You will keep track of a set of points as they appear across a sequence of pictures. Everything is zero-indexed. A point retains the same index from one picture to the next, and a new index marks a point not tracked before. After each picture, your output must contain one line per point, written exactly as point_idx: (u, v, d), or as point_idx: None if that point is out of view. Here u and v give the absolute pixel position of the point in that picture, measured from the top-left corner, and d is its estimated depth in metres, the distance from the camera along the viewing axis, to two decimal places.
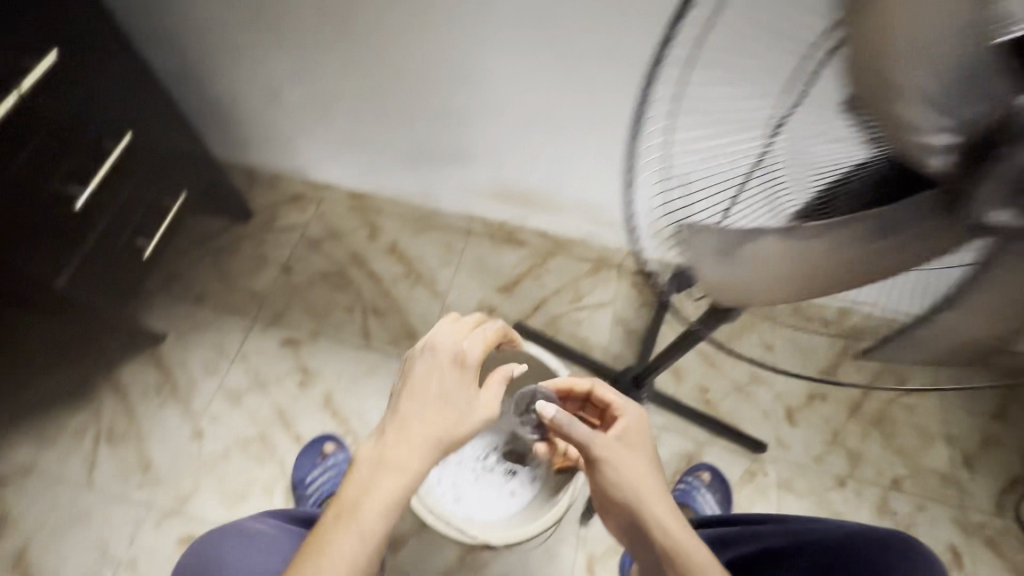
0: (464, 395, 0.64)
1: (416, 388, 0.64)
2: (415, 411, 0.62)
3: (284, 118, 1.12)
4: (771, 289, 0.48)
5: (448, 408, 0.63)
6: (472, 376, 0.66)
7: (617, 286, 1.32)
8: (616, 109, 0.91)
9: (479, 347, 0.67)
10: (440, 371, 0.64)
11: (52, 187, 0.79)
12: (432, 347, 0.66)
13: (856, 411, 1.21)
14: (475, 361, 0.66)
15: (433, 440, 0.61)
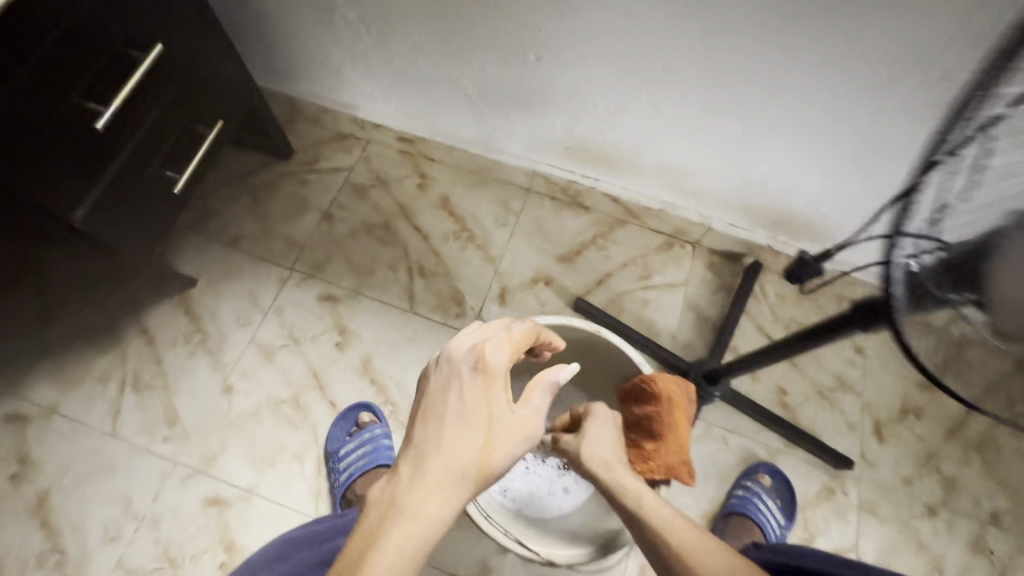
0: (499, 416, 0.52)
1: (433, 410, 0.51)
2: (435, 439, 0.50)
3: (334, 43, 0.97)
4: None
5: (478, 432, 0.50)
6: (502, 387, 0.53)
7: (691, 265, 1.17)
8: (741, 53, 0.73)
9: (507, 352, 0.54)
10: (461, 385, 0.51)
11: (68, 103, 0.67)
12: (449, 356, 0.53)
13: (956, 432, 1.06)
14: (503, 369, 0.53)
15: (462, 474, 0.49)
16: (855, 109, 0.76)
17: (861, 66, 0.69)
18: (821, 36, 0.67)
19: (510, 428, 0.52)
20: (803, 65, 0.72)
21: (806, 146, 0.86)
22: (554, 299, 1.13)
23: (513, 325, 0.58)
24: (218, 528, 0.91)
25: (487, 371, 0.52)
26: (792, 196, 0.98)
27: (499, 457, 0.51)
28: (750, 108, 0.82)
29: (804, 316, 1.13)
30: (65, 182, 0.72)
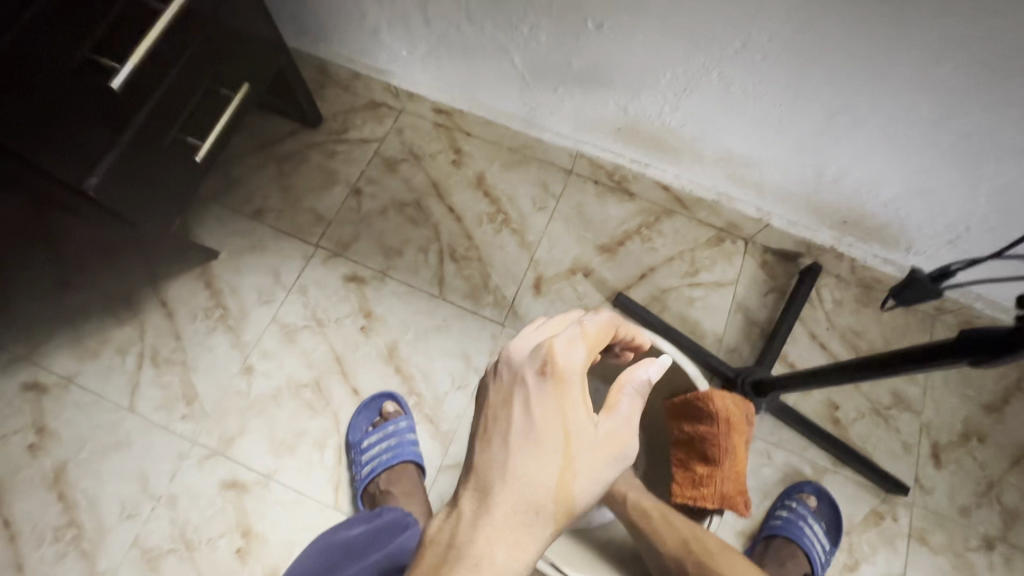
0: (574, 432, 0.46)
1: (495, 430, 0.46)
2: (501, 463, 0.44)
3: (371, 1, 0.88)
4: None
5: (551, 452, 0.45)
6: (577, 395, 0.46)
7: (742, 264, 1.08)
8: (844, 31, 0.63)
9: (582, 353, 0.47)
10: (527, 397, 0.46)
11: (77, 58, 0.61)
12: (511, 362, 0.47)
13: (1022, 461, 0.97)
14: (577, 372, 0.46)
15: (536, 503, 0.44)
16: (969, 103, 0.66)
17: (989, 52, 0.59)
18: (948, 13, 0.57)
19: (590, 446, 0.46)
20: (916, 48, 0.62)
21: (898, 144, 0.76)
22: (593, 292, 1.05)
23: (586, 318, 0.51)
24: (235, 512, 0.88)
25: (558, 378, 0.46)
26: (870, 196, 0.88)
27: (579, 480, 0.45)
28: (841, 96, 0.72)
29: (862, 325, 1.05)
30: (78, 143, 0.66)
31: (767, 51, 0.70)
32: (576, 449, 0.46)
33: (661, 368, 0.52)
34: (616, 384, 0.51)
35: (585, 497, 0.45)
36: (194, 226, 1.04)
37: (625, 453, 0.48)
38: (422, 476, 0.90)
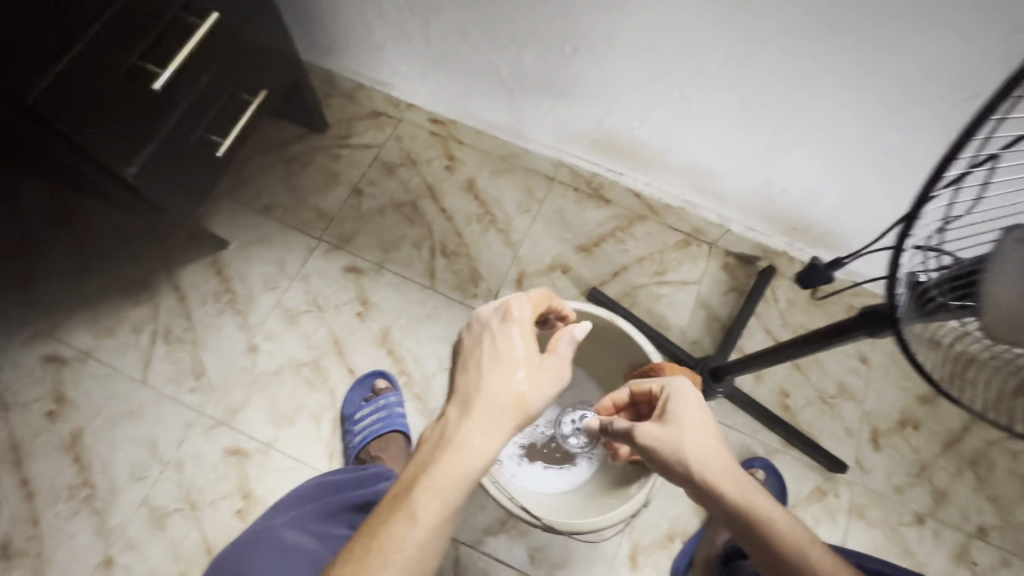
0: (529, 356, 0.58)
1: (469, 362, 0.59)
2: (474, 382, 0.57)
3: (378, 22, 1.00)
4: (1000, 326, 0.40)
5: (512, 369, 0.57)
6: (528, 333, 0.60)
7: (706, 265, 1.19)
8: (778, 60, 0.75)
9: (529, 306, 0.62)
10: (492, 334, 0.59)
11: (130, 63, 0.71)
12: (478, 315, 0.62)
13: (952, 446, 1.08)
14: (526, 318, 0.61)
15: (501, 407, 0.56)
16: (885, 125, 0.78)
17: (895, 81, 0.71)
18: (860, 48, 0.69)
19: (541, 368, 0.59)
20: (836, 76, 0.74)
21: (832, 159, 0.88)
22: (570, 288, 1.16)
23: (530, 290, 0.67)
24: (238, 477, 0.96)
25: (513, 318, 0.59)
26: (814, 205, 1.00)
27: (533, 395, 0.57)
28: (778, 117, 0.85)
29: (812, 323, 1.16)
30: (122, 136, 0.75)
31: (716, 78, 0.82)
32: (531, 369, 0.58)
33: (588, 328, 0.65)
34: (556, 335, 0.64)
35: (538, 406, 0.57)
36: (207, 218, 1.13)
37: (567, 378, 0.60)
38: (409, 446, 0.99)
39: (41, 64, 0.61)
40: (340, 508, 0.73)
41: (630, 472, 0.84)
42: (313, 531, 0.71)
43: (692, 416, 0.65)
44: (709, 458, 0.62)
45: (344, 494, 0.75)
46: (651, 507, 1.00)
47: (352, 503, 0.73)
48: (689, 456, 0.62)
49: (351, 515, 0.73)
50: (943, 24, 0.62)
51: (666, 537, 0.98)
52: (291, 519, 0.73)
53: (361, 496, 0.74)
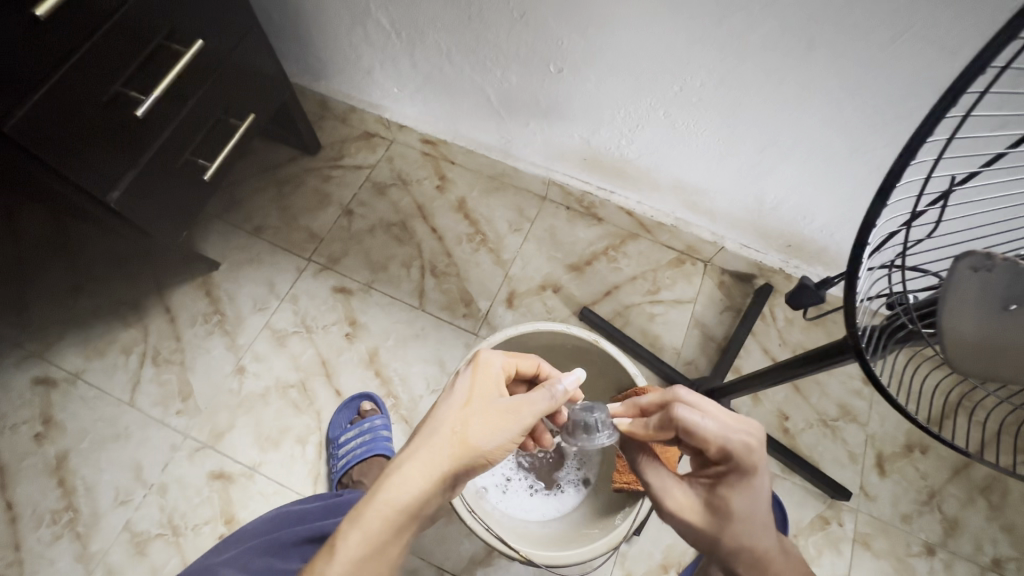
0: (482, 396, 0.58)
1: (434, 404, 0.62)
2: (424, 417, 0.59)
3: (365, 46, 1.01)
4: (966, 351, 0.42)
5: (460, 406, 0.58)
6: (488, 376, 0.61)
7: (701, 283, 1.18)
8: (763, 78, 0.74)
9: (500, 358, 0.63)
10: (456, 376, 0.62)
11: (113, 91, 0.72)
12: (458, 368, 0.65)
13: (963, 472, 1.03)
14: (490, 363, 0.62)
15: (440, 439, 0.55)
16: (874, 139, 0.76)
17: (880, 96, 0.69)
18: (845, 60, 0.67)
19: (492, 407, 0.57)
20: (821, 90, 0.72)
21: (821, 173, 0.86)
22: (561, 307, 1.14)
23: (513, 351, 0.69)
24: (221, 501, 0.96)
25: (478, 363, 0.62)
26: (806, 222, 0.98)
27: (473, 432, 0.56)
28: (764, 133, 0.83)
29: (811, 342, 1.13)
30: (102, 161, 0.76)
31: (697, 95, 0.82)
32: (480, 407, 0.57)
33: (581, 377, 0.62)
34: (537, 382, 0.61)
35: (480, 443, 0.55)
36: (199, 239, 1.14)
37: (522, 419, 0.57)
38: None
39: (19, 95, 0.62)
40: (292, 540, 0.70)
41: (616, 499, 0.82)
42: (256, 568, 0.68)
43: (742, 502, 0.55)
44: (748, 553, 0.54)
45: (300, 527, 0.73)
46: (644, 535, 0.96)
47: (308, 534, 0.71)
48: (724, 549, 0.55)
49: (305, 546, 0.70)
50: (928, 37, 0.60)
51: (659, 567, 0.95)
52: (245, 550, 0.70)
53: (319, 526, 0.72)
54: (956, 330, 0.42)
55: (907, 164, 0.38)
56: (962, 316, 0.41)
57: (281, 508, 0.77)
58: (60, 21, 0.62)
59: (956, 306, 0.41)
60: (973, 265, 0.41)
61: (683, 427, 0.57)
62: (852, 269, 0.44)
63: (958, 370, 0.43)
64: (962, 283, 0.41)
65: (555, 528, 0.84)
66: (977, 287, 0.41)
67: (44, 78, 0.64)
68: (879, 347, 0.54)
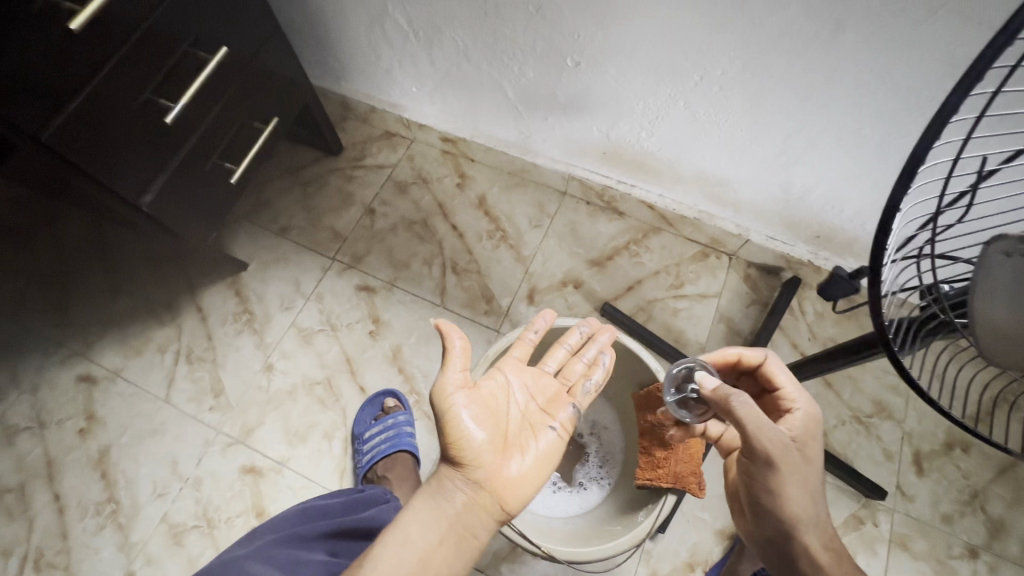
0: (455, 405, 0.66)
1: None
2: None
3: (385, 46, 1.02)
4: (1001, 342, 0.40)
5: None
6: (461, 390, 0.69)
7: (726, 276, 1.15)
8: (786, 64, 0.72)
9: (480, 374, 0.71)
10: None
11: (143, 98, 0.75)
12: None
13: (1008, 472, 0.98)
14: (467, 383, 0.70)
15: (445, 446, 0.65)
16: (907, 124, 0.72)
17: (910, 78, 0.66)
18: (874, 43, 0.64)
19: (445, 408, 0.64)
20: (848, 75, 0.70)
21: (852, 162, 0.83)
22: (582, 303, 1.13)
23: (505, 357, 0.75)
24: (252, 495, 0.99)
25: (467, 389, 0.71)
26: (835, 212, 0.94)
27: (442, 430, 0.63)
28: (790, 122, 0.81)
29: (843, 336, 1.09)
30: (133, 167, 0.79)
31: (710, 89, 0.81)
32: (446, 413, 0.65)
33: (439, 326, 0.60)
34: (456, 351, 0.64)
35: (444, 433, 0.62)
36: (228, 240, 1.18)
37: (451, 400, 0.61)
38: (417, 465, 0.98)
39: (56, 104, 0.65)
40: (316, 534, 0.71)
41: (639, 495, 0.81)
42: (282, 560, 0.67)
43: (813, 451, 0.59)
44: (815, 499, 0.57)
45: (321, 522, 0.74)
46: (670, 533, 0.95)
47: (331, 528, 0.73)
48: (794, 495, 0.56)
49: (327, 540, 0.72)
50: (964, 15, 0.57)
51: (685, 566, 0.93)
52: (271, 543, 0.70)
53: (340, 521, 0.74)
54: (988, 321, 0.40)
55: (927, 148, 0.36)
56: (991, 302, 0.40)
57: (302, 504, 0.79)
58: (91, 35, 0.65)
59: (989, 291, 0.40)
60: (1006, 249, 0.39)
61: (768, 370, 0.63)
62: (876, 260, 0.43)
63: (992, 361, 0.41)
64: (995, 270, 0.40)
65: (576, 526, 0.84)
66: (1011, 272, 0.39)
67: (79, 89, 0.66)
68: (911, 341, 0.51)
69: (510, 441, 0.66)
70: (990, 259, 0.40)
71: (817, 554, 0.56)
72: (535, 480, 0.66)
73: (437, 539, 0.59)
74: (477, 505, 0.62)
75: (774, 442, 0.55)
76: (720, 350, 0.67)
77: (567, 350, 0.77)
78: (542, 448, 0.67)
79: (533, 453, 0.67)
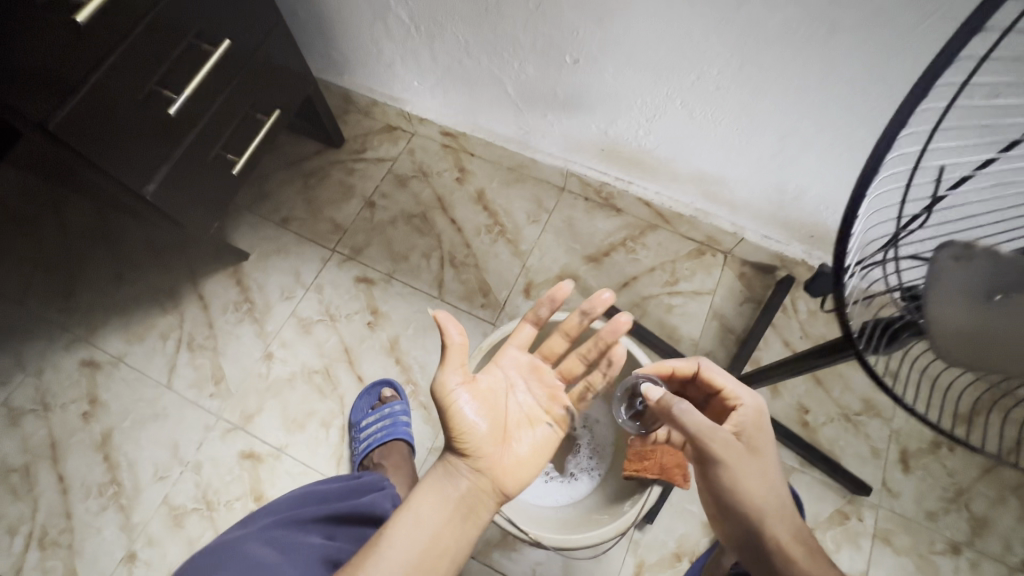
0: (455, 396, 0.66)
1: None
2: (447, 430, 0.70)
3: (387, 40, 1.03)
4: (957, 343, 0.42)
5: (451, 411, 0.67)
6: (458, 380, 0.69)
7: (721, 274, 1.16)
8: (780, 66, 0.73)
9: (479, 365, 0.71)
10: None
11: (148, 88, 0.76)
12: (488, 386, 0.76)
13: (993, 471, 1.00)
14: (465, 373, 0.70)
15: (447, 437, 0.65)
16: None
17: (901, 79, 0.67)
18: (868, 48, 0.65)
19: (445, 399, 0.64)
20: (842, 76, 0.71)
21: (844, 164, 0.84)
22: (578, 298, 1.15)
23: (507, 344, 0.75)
24: (250, 480, 1.01)
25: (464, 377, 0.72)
26: (829, 213, 0.96)
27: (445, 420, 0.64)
28: (785, 123, 0.82)
29: (834, 335, 1.11)
30: (139, 157, 0.81)
31: (707, 89, 0.82)
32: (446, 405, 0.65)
33: (444, 321, 0.58)
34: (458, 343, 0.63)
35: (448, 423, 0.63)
36: (230, 230, 1.20)
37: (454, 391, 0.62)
38: (412, 454, 1.00)
39: (63, 94, 0.67)
40: (311, 518, 0.73)
41: (627, 486, 0.83)
42: (280, 542, 0.68)
43: (763, 442, 0.62)
44: (768, 486, 0.59)
45: (317, 506, 0.76)
46: (659, 524, 0.97)
47: (325, 513, 0.74)
48: (743, 484, 0.58)
49: (322, 524, 0.73)
50: (954, 20, 0.58)
51: (672, 556, 0.95)
52: (268, 525, 0.72)
53: (336, 506, 0.75)
54: (942, 322, 0.43)
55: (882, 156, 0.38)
56: (943, 303, 0.43)
57: (302, 489, 0.80)
58: (98, 26, 0.66)
59: (939, 292, 0.44)
60: (953, 254, 0.44)
61: (705, 373, 0.68)
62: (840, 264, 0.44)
63: (950, 363, 0.44)
64: (948, 273, 0.43)
65: (565, 515, 0.86)
66: (960, 275, 0.43)
67: (86, 78, 0.68)
68: (876, 344, 0.54)
69: (508, 428, 0.68)
70: (943, 264, 0.44)
71: (791, 547, 0.55)
72: (531, 464, 0.69)
73: (446, 519, 0.61)
74: (480, 489, 0.64)
75: (716, 441, 0.58)
76: (657, 361, 0.72)
77: (563, 337, 0.77)
78: (535, 436, 0.71)
79: (529, 439, 0.70)
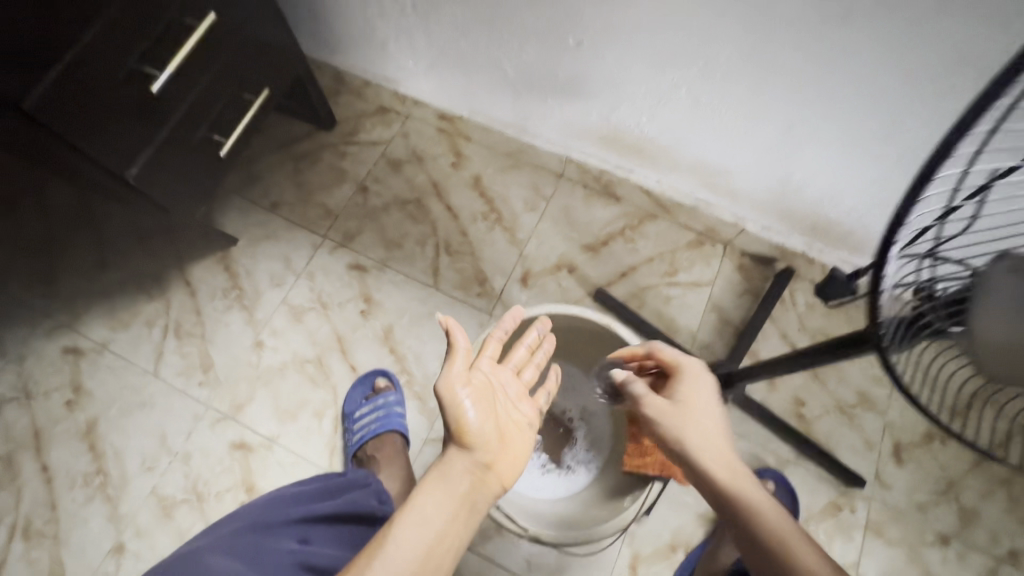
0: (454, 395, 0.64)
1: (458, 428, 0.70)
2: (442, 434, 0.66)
3: (380, 18, 0.98)
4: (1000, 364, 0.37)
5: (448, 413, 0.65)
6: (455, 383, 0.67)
7: (720, 264, 1.15)
8: (790, 55, 0.71)
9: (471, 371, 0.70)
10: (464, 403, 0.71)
11: (128, 66, 0.72)
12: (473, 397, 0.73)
13: (983, 464, 1.01)
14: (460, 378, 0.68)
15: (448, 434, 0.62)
16: (908, 118, 0.72)
17: (915, 72, 0.65)
18: (884, 39, 0.63)
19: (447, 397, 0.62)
20: (854, 67, 0.68)
21: (850, 155, 0.83)
22: (576, 288, 1.13)
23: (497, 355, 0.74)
24: (241, 470, 0.99)
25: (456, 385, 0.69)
26: (832, 206, 0.94)
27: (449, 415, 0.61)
28: (793, 113, 0.80)
29: (832, 328, 1.10)
30: (121, 139, 0.77)
31: (712, 77, 0.80)
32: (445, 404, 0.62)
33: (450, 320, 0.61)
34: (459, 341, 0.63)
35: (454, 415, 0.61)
36: (218, 214, 1.16)
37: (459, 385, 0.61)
38: (407, 446, 0.98)
39: (35, 72, 0.63)
40: (286, 521, 0.69)
41: (626, 481, 0.82)
42: (249, 548, 0.64)
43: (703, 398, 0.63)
44: (706, 434, 0.60)
45: (292, 509, 0.72)
46: (655, 516, 0.97)
47: (301, 515, 0.70)
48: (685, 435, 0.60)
49: (296, 526, 0.69)
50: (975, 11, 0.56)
51: (667, 548, 0.96)
52: (240, 529, 0.68)
53: (315, 509, 0.71)
54: (987, 336, 0.37)
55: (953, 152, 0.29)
56: (990, 318, 0.37)
57: (277, 492, 0.76)
58: None
59: (990, 305, 0.37)
60: (1013, 263, 0.37)
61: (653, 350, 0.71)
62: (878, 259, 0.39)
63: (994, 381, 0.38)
64: (1003, 283, 0.37)
65: (563, 509, 0.85)
66: (1014, 286, 0.36)
67: (62, 54, 0.64)
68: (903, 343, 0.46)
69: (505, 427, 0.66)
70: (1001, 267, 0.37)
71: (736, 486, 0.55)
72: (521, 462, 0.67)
73: (454, 514, 0.56)
74: (485, 484, 0.61)
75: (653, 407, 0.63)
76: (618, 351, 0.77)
77: (525, 350, 0.76)
78: (530, 438, 0.69)
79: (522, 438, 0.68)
